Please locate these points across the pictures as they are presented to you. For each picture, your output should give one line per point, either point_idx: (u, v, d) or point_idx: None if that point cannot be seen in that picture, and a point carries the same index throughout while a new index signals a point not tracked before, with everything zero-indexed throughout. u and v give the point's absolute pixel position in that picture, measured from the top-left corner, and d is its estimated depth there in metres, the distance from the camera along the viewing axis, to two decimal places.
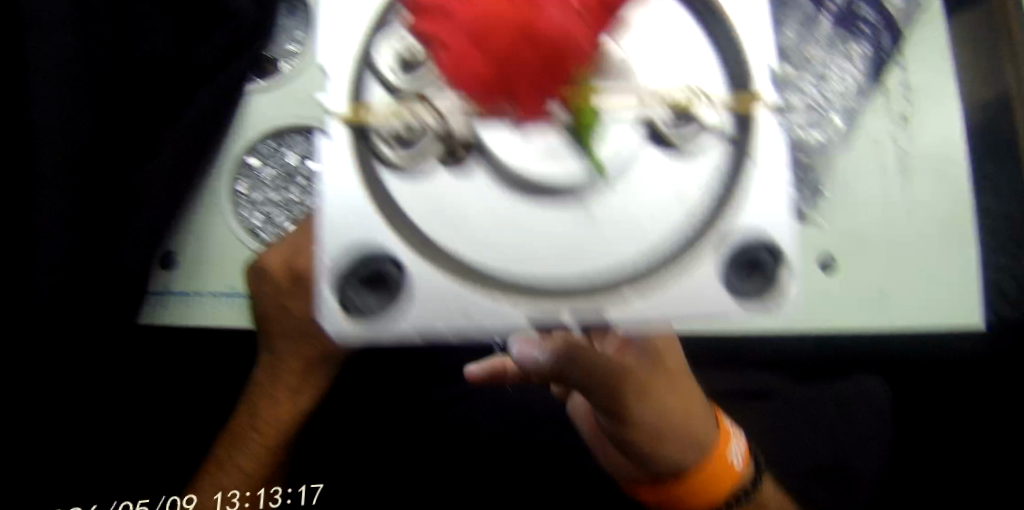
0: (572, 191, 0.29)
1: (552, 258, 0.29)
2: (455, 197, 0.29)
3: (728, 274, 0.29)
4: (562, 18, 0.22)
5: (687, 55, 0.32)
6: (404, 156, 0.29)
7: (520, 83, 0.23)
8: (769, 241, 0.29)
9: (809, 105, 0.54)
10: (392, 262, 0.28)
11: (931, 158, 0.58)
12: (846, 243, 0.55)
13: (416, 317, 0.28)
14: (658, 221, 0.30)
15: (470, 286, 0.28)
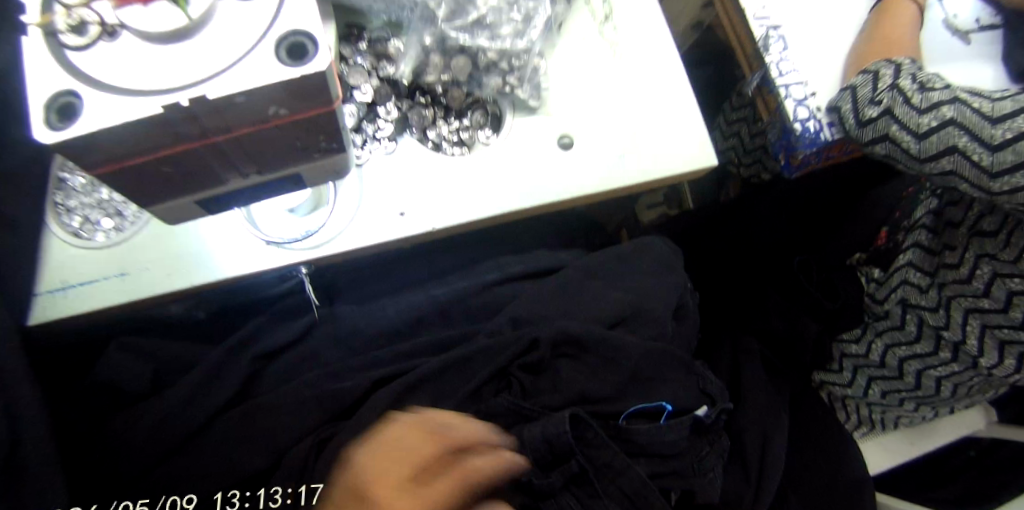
0: (168, 25, 0.28)
1: (161, 62, 0.29)
2: (107, 55, 0.29)
3: (278, 54, 0.29)
4: None
5: None
6: (83, 39, 0.29)
7: None
8: (299, 30, 0.30)
9: (505, 18, 0.60)
10: (74, 94, 0.29)
11: (635, 45, 0.68)
12: (579, 123, 0.65)
13: (93, 121, 0.28)
14: (242, 27, 0.30)
15: (120, 88, 0.28)
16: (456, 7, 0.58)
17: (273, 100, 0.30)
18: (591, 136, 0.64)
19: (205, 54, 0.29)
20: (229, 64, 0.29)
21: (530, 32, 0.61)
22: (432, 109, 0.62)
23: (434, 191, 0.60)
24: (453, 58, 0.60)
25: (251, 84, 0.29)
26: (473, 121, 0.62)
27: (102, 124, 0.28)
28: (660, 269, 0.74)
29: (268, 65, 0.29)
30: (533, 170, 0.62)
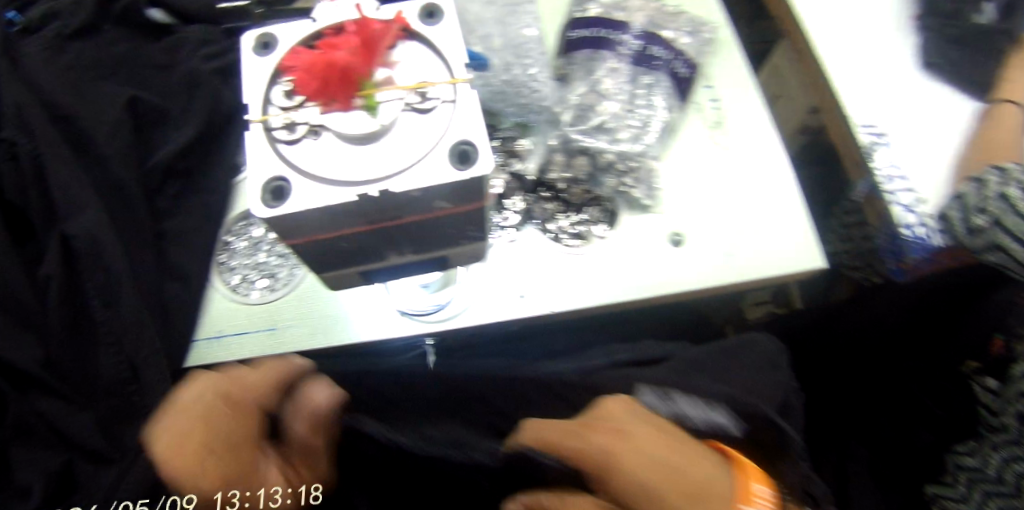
0: (365, 131, 0.32)
1: (355, 159, 0.33)
2: (315, 150, 0.33)
3: (451, 158, 0.32)
4: (353, 55, 0.33)
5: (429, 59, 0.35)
6: (290, 137, 0.33)
7: (335, 94, 0.32)
8: (465, 140, 0.32)
9: (623, 125, 0.71)
10: (285, 179, 0.32)
11: (746, 148, 0.76)
12: (691, 221, 0.71)
13: (303, 203, 0.31)
14: (420, 134, 0.33)
15: (323, 178, 0.32)
16: (581, 114, 0.72)
17: (441, 196, 0.33)
18: (701, 232, 0.70)
19: (389, 155, 0.33)
20: (409, 164, 0.32)
21: (645, 138, 0.72)
22: (553, 202, 0.70)
23: (549, 281, 0.65)
24: (575, 158, 0.71)
25: (427, 183, 0.32)
26: (589, 216, 0.69)
27: (312, 205, 0.31)
28: (756, 367, 0.75)
29: (440, 170, 0.32)
30: (645, 262, 0.67)
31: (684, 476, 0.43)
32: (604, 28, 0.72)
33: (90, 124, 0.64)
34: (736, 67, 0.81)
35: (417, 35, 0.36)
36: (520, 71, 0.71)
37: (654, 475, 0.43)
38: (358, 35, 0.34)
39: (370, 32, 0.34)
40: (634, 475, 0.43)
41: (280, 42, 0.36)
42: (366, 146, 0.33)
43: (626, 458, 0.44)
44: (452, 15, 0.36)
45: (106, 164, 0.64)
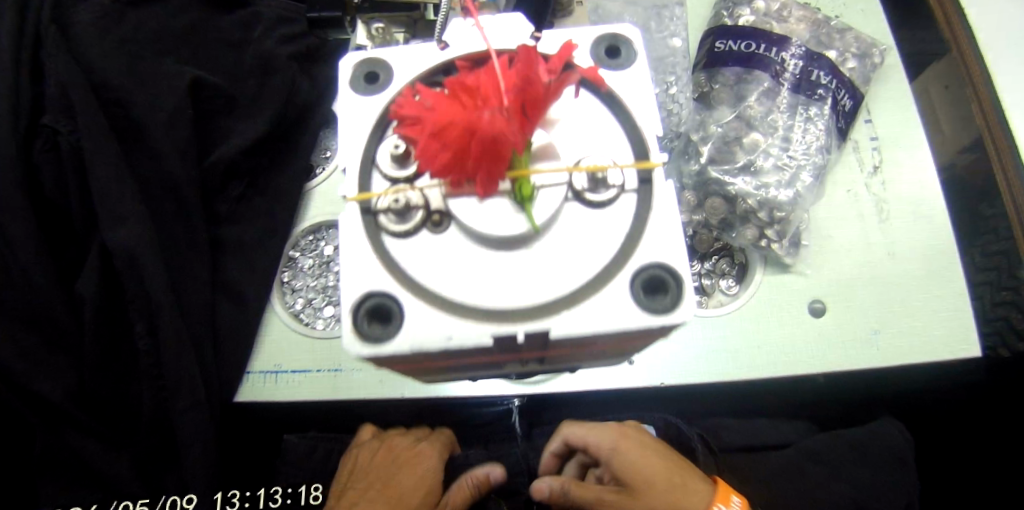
0: (513, 234, 0.22)
1: (489, 274, 0.22)
2: (434, 253, 0.22)
3: (640, 289, 0.21)
4: (506, 118, 0.21)
5: (603, 126, 0.25)
6: (402, 227, 0.23)
7: (476, 174, 0.21)
8: (660, 264, 0.22)
9: (771, 165, 0.59)
10: (387, 293, 0.22)
11: (906, 202, 0.64)
12: (834, 289, 0.61)
13: (410, 341, 0.21)
14: (592, 245, 0.22)
15: (441, 302, 0.22)
16: (722, 148, 0.60)
17: (611, 337, 0.22)
18: (845, 304, 0.60)
19: (544, 273, 0.22)
20: (575, 293, 0.21)
21: (798, 182, 0.59)
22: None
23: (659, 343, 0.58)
24: (709, 199, 0.60)
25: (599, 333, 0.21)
26: (718, 268, 0.62)
27: (424, 347, 0.21)
28: (887, 466, 0.62)
29: (624, 307, 0.21)
30: (777, 331, 0.58)
31: (674, 476, 0.47)
32: (761, 43, 0.60)
33: (146, 112, 0.57)
34: (905, 102, 0.69)
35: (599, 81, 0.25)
36: (660, 90, 0.60)
37: (655, 478, 0.47)
38: (516, 86, 0.22)
39: (534, 83, 0.22)
40: (642, 479, 0.47)
41: (392, 78, 0.25)
42: (505, 252, 0.22)
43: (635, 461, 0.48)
44: (643, 61, 0.25)
45: (160, 160, 0.56)
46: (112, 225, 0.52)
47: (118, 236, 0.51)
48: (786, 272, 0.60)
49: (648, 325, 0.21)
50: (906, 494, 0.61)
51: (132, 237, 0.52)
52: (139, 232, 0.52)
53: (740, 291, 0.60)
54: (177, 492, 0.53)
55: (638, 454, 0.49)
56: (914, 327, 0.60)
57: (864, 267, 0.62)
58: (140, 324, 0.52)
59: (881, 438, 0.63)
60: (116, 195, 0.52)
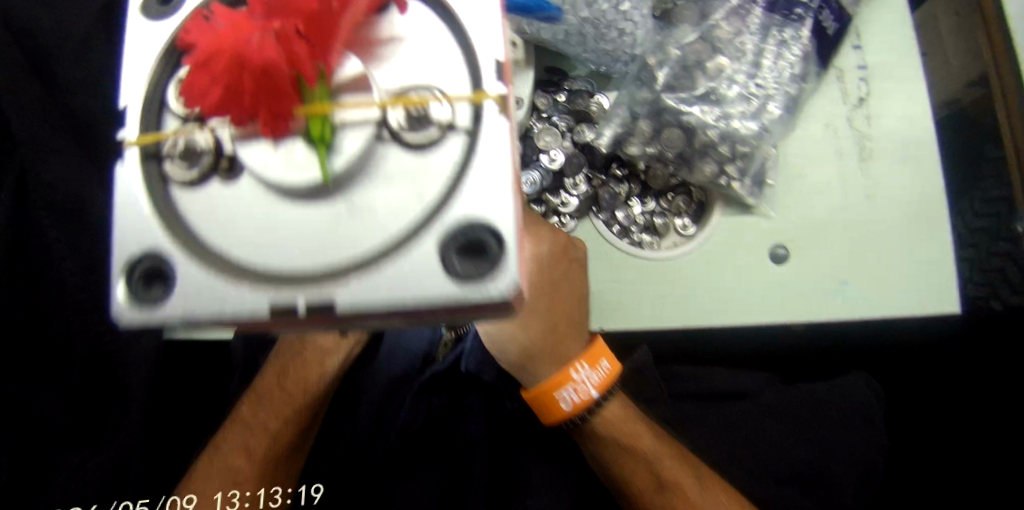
0: (303, 194, 0.22)
1: (278, 241, 0.23)
2: (249, 202, 0.23)
3: (450, 253, 0.22)
4: (278, 46, 0.21)
5: (428, 52, 0.23)
6: (185, 178, 0.23)
7: (255, 107, 0.21)
8: (478, 225, 0.22)
9: (737, 93, 0.54)
10: (169, 255, 0.23)
11: (890, 140, 0.59)
12: (799, 235, 0.56)
13: (180, 306, 0.23)
14: (376, 213, 0.22)
15: (219, 272, 0.23)
16: (680, 74, 0.55)
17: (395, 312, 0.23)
18: (808, 251, 0.56)
19: (345, 230, 0.22)
20: (377, 249, 0.22)
21: (766, 113, 0.54)
22: (628, 185, 0.58)
23: (607, 285, 0.55)
24: (665, 130, 0.55)
25: (392, 302, 0.22)
26: (674, 205, 0.58)
27: (203, 310, 0.22)
28: (850, 423, 0.60)
29: (410, 280, 0.22)
30: (736, 279, 0.55)
31: (571, 317, 0.49)
32: None
33: (52, 42, 0.50)
34: (901, 24, 0.61)
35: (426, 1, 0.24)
36: (610, 7, 0.54)
37: (571, 308, 0.49)
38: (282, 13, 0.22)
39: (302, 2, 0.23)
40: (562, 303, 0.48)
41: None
42: (313, 204, 0.22)
43: (570, 283, 0.48)
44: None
45: (72, 94, 0.51)
46: (37, 161, 0.49)
47: (42, 171, 0.49)
48: (749, 214, 0.56)
49: (450, 293, 0.21)
50: (867, 451, 0.60)
51: (61, 176, 0.50)
52: (63, 171, 0.50)
53: (696, 231, 0.57)
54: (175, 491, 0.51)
55: (573, 278, 0.49)
56: (880, 279, 0.56)
57: (836, 212, 0.57)
58: (71, 261, 0.50)
59: (844, 395, 0.61)
60: (35, 125, 0.49)
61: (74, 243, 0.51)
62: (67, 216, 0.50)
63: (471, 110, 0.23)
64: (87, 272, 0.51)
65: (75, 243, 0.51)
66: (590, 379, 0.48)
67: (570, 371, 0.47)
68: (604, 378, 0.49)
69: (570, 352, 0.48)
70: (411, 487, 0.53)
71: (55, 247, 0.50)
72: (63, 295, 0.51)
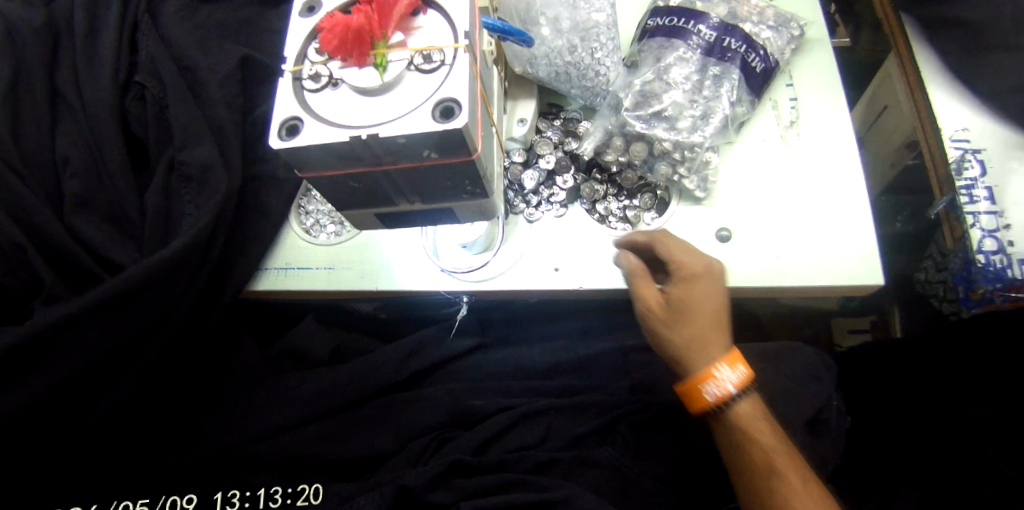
0: (362, 89, 0.38)
1: (344, 112, 0.38)
2: (333, 95, 0.39)
3: (436, 112, 0.36)
4: (365, 20, 0.38)
5: (438, 29, 0.39)
6: (315, 89, 0.39)
7: (349, 54, 0.38)
8: (449, 100, 0.36)
9: (687, 115, 0.70)
10: (298, 119, 0.38)
11: (817, 152, 0.74)
12: (744, 222, 0.71)
13: (291, 142, 0.37)
14: (401, 99, 0.37)
15: (312, 122, 0.37)
16: (640, 100, 0.70)
17: (408, 151, 0.37)
18: (751, 234, 0.70)
19: (387, 106, 0.37)
20: (401, 115, 0.36)
21: (707, 128, 0.69)
22: (606, 186, 0.72)
23: (589, 255, 0.68)
24: (632, 144, 0.71)
25: (403, 131, 0.35)
26: (642, 202, 0.71)
27: (301, 143, 0.36)
28: (799, 378, 0.69)
29: (412, 124, 0.36)
30: None
31: (720, 330, 0.57)
32: (682, 17, 0.72)
33: (207, 74, 0.75)
34: (825, 69, 0.79)
35: (435, 4, 0.40)
36: (586, 54, 0.69)
37: (714, 319, 0.57)
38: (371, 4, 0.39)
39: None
40: (702, 315, 0.57)
41: (322, 5, 0.42)
42: (368, 95, 0.38)
43: (711, 299, 0.57)
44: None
45: (214, 109, 0.73)
46: (191, 149, 0.69)
47: (190, 154, 0.69)
48: (699, 204, 0.71)
49: (435, 128, 0.35)
50: (817, 402, 0.68)
51: (199, 157, 0.69)
52: (204, 155, 0.70)
53: (660, 222, 0.70)
54: (175, 493, 0.61)
55: (715, 299, 0.58)
56: (812, 254, 0.69)
57: (770, 204, 0.72)
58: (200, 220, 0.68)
59: (790, 355, 0.72)
60: (189, 125, 0.70)
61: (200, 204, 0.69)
62: (201, 186, 0.69)
63: (458, 52, 0.38)
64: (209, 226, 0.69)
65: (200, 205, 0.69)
66: (730, 378, 0.55)
67: (712, 369, 0.56)
68: (743, 379, 0.56)
69: (713, 356, 0.56)
70: (420, 401, 0.66)
71: (192, 209, 0.69)
72: None
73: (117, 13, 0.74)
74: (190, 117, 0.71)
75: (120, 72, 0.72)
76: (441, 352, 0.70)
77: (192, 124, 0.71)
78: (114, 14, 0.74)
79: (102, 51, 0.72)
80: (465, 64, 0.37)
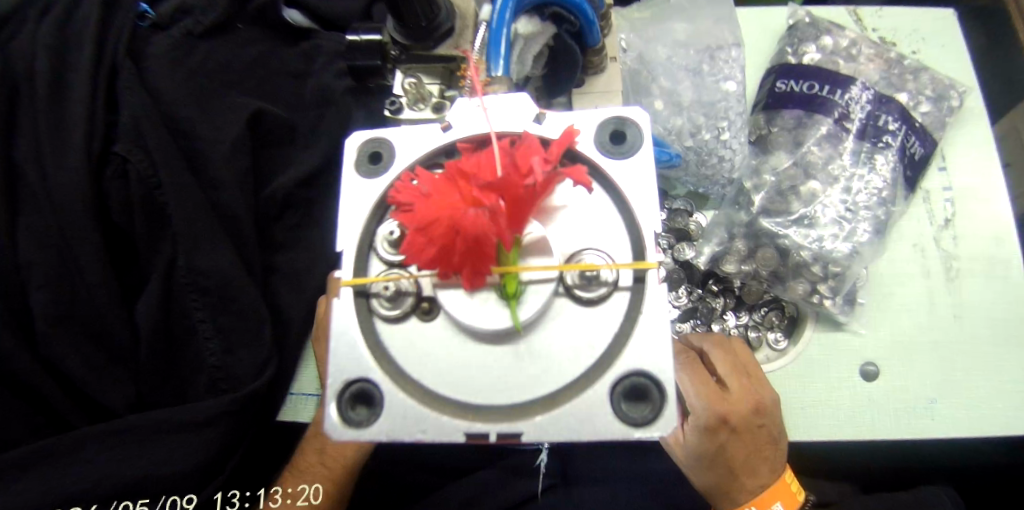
0: (496, 340, 0.27)
1: (459, 375, 0.27)
2: (418, 338, 0.28)
3: (620, 402, 0.26)
4: (489, 219, 0.23)
5: (601, 223, 0.30)
6: (390, 313, 0.28)
7: (460, 268, 0.24)
8: (640, 378, 0.27)
9: (830, 218, 0.55)
10: (371, 380, 0.27)
11: (979, 260, 0.59)
12: (892, 352, 0.55)
13: (389, 431, 0.26)
14: (556, 365, 0.27)
15: (419, 398, 0.27)
16: (775, 198, 0.56)
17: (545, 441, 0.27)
18: (904, 369, 0.55)
19: (521, 372, 0.27)
20: (552, 390, 0.27)
21: (856, 237, 0.55)
22: (722, 299, 0.57)
23: None
24: (760, 250, 0.56)
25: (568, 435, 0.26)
26: (766, 320, 0.57)
27: (404, 434, 0.26)
28: None
29: (573, 420, 0.26)
30: (828, 392, 0.54)
31: (753, 464, 0.49)
32: (823, 84, 0.58)
33: (210, 141, 0.59)
34: (989, 149, 0.63)
35: (600, 174, 0.30)
36: (711, 135, 0.58)
37: (747, 461, 0.49)
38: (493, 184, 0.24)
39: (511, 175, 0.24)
40: (733, 457, 0.48)
41: (392, 154, 0.31)
42: (495, 345, 0.27)
43: (745, 440, 0.48)
44: (645, 157, 0.30)
45: (219, 190, 0.58)
46: (196, 249, 0.54)
47: (191, 256, 0.54)
48: (840, 331, 0.56)
49: (627, 431, 0.26)
50: None
51: (206, 260, 0.54)
52: (213, 260, 0.54)
53: (788, 346, 0.56)
54: (177, 492, 0.51)
55: (752, 439, 0.48)
56: (977, 399, 0.54)
57: (925, 329, 0.56)
58: (214, 341, 0.55)
59: (932, 507, 0.57)
60: (187, 214, 0.55)
61: (212, 320, 0.55)
62: (210, 292, 0.54)
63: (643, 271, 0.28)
64: (227, 347, 0.55)
65: (213, 321, 0.55)
66: None
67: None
68: None
69: (743, 498, 0.49)
70: None
71: (200, 325, 0.55)
72: (198, 366, 0.56)
73: (91, 59, 0.57)
74: (189, 202, 0.55)
75: (96, 140, 0.55)
76: (503, 499, 0.58)
77: (191, 212, 0.55)
78: (87, 58, 0.56)
79: (72, 110, 0.55)
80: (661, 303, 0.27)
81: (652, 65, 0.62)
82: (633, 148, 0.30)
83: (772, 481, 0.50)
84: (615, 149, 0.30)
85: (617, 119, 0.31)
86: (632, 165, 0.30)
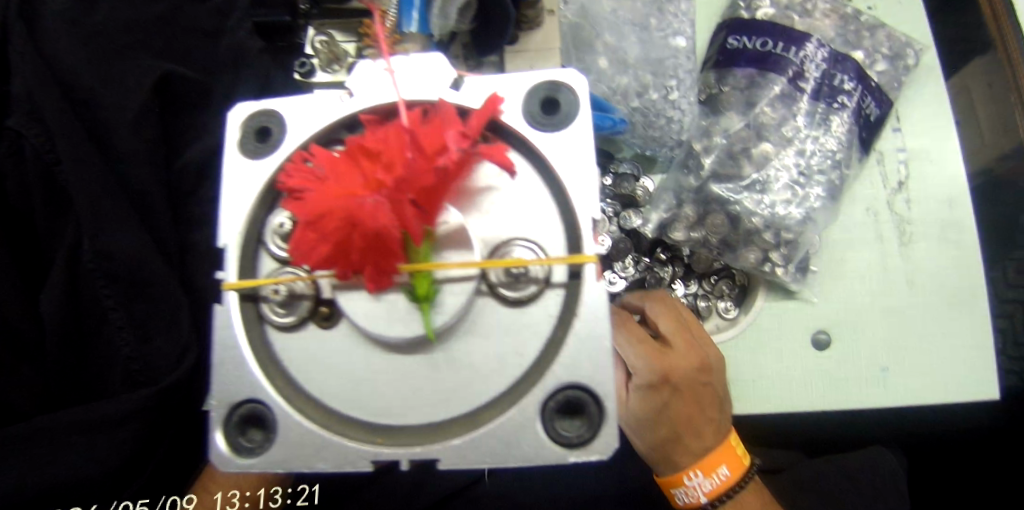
0: (418, 347, 0.28)
1: (375, 397, 0.29)
2: (320, 346, 0.29)
3: (553, 420, 0.28)
4: (385, 212, 0.24)
5: (532, 210, 0.30)
6: (284, 321, 0.29)
7: (362, 264, 0.25)
8: (579, 395, 0.28)
9: (783, 183, 0.53)
10: (261, 403, 0.29)
11: (930, 223, 0.58)
12: (842, 319, 0.55)
13: (282, 458, 0.28)
14: (477, 380, 0.28)
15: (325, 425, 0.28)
16: (726, 162, 0.54)
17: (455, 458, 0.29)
18: (854, 336, 0.55)
19: (432, 387, 0.28)
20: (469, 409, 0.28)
21: (810, 202, 0.53)
22: (671, 268, 0.56)
23: None
24: (710, 216, 0.54)
25: (496, 459, 0.27)
26: (717, 289, 0.56)
27: (303, 461, 0.28)
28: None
29: (488, 442, 0.28)
30: (780, 362, 0.53)
31: (697, 425, 0.48)
32: (777, 40, 0.55)
33: (112, 110, 0.52)
34: (941, 109, 0.62)
35: (533, 153, 0.30)
36: (659, 95, 0.54)
37: (692, 420, 0.48)
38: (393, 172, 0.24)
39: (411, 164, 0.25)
40: (676, 416, 0.48)
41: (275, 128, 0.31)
42: (410, 354, 0.29)
43: (688, 398, 0.48)
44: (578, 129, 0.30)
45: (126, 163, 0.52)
46: (102, 227, 0.48)
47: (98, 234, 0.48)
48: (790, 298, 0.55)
49: (557, 453, 0.27)
50: None
51: (113, 241, 0.48)
52: (124, 240, 0.49)
53: (738, 315, 0.55)
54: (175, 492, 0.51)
55: (696, 399, 0.48)
56: (923, 364, 0.54)
57: (875, 295, 0.56)
58: (127, 330, 0.50)
59: (874, 466, 0.59)
60: (89, 189, 0.48)
61: (127, 306, 0.49)
62: (120, 277, 0.49)
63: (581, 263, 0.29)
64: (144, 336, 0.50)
65: (127, 307, 0.49)
66: (702, 486, 0.48)
67: (682, 477, 0.48)
68: (717, 487, 0.48)
69: (686, 463, 0.48)
70: None
71: (112, 314, 0.49)
72: (113, 357, 0.51)
73: None
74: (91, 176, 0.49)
75: None
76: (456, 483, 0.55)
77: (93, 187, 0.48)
78: None
79: None
80: (597, 305, 0.28)
81: (597, 18, 0.56)
82: (568, 125, 0.30)
83: (715, 445, 0.49)
84: (542, 125, 0.30)
85: (550, 89, 0.30)
86: (564, 142, 0.30)
